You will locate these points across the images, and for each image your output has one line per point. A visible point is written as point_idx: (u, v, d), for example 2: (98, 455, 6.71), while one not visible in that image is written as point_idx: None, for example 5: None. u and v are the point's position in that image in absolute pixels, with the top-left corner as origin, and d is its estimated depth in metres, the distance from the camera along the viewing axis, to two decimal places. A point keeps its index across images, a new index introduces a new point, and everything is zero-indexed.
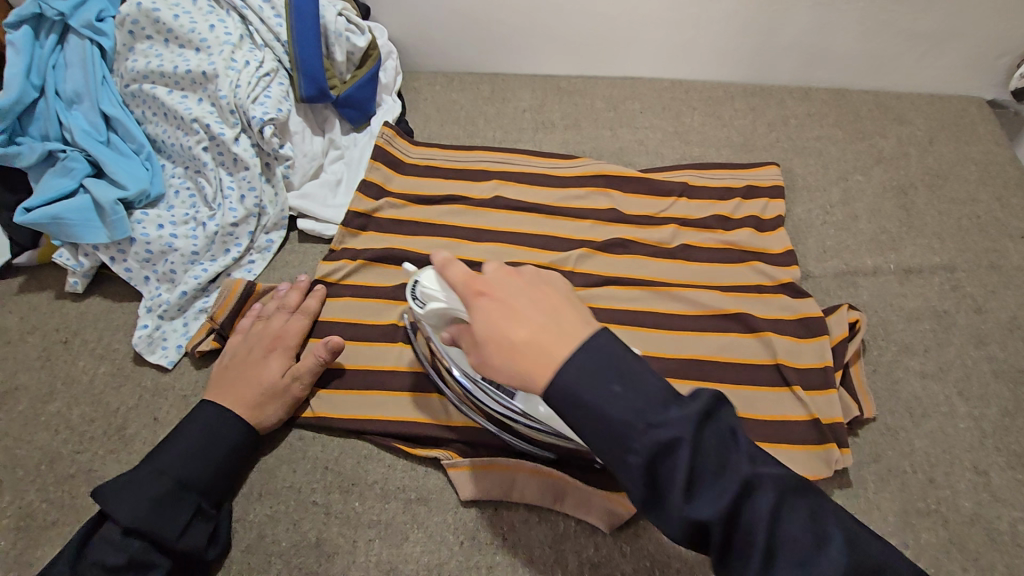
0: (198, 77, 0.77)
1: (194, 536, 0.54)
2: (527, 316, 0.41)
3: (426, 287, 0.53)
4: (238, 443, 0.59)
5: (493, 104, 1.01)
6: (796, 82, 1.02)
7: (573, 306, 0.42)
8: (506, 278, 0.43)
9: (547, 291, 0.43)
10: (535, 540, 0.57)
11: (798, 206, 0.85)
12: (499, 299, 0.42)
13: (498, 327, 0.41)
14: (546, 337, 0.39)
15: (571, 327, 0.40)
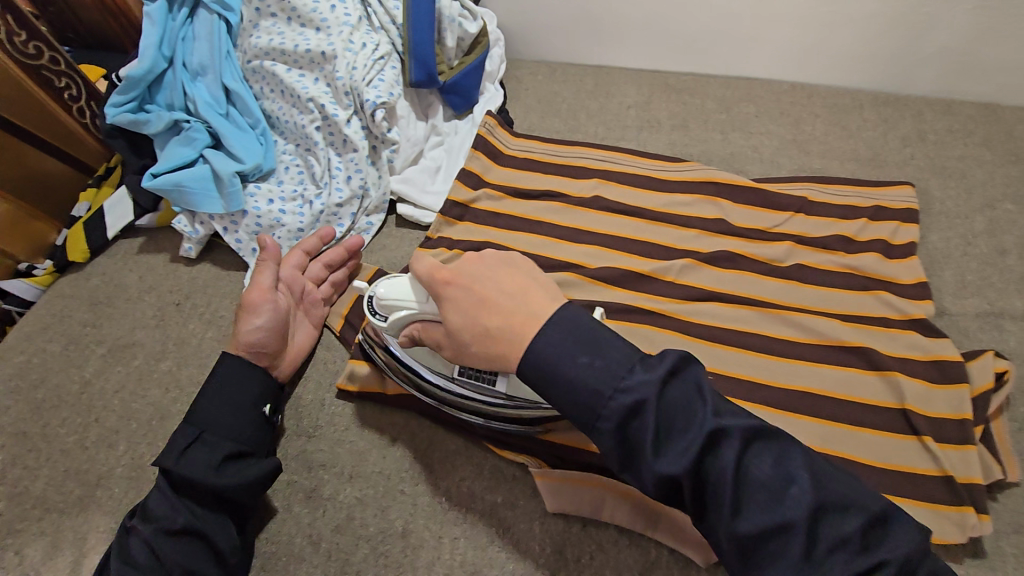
0: (316, 57, 0.78)
1: (215, 469, 0.54)
2: (492, 294, 0.44)
3: (387, 299, 0.54)
4: (254, 381, 0.60)
5: (596, 98, 0.97)
6: (937, 93, 0.92)
7: (539, 283, 0.44)
8: (467, 265, 0.46)
9: (511, 271, 0.45)
10: (624, 564, 0.55)
11: (933, 233, 0.77)
12: (465, 288, 0.45)
13: (472, 313, 0.44)
14: (517, 319, 0.42)
15: (534, 301, 0.42)
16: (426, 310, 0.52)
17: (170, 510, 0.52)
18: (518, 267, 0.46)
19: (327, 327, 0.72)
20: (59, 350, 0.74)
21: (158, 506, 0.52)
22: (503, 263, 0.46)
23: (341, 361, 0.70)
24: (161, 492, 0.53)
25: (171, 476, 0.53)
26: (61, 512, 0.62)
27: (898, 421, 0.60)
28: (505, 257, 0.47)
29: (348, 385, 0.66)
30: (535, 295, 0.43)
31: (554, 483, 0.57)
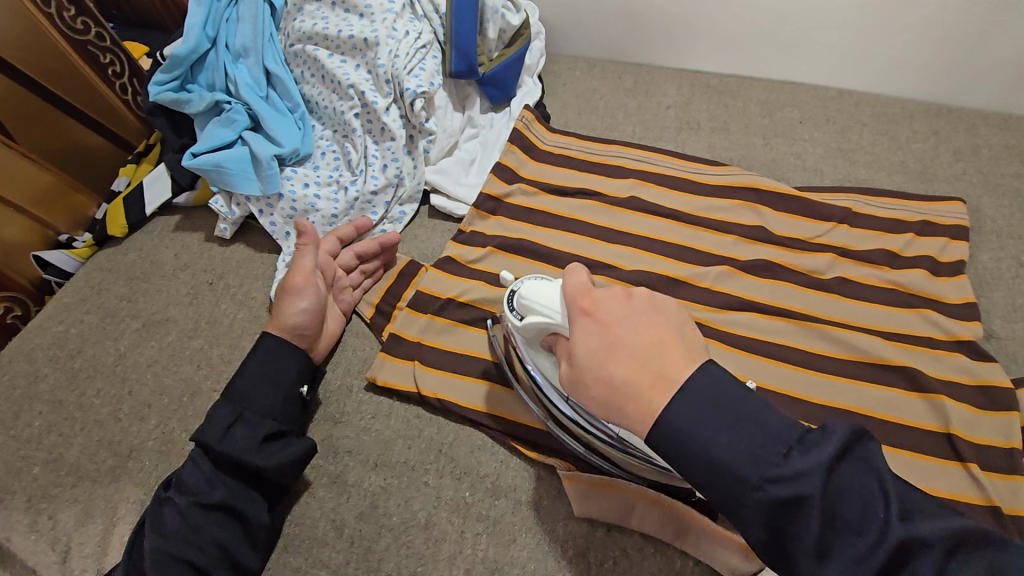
0: (359, 43, 0.78)
1: (248, 445, 0.55)
2: (628, 346, 0.39)
3: (528, 301, 0.51)
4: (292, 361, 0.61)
5: (636, 97, 0.95)
6: (993, 107, 0.88)
7: (682, 346, 0.39)
8: (617, 305, 0.42)
9: (660, 324, 0.40)
10: (649, 572, 0.54)
11: (983, 252, 0.74)
12: (606, 329, 0.41)
13: (598, 355, 0.40)
14: (648, 376, 0.38)
15: (667, 367, 0.38)
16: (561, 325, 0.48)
17: (203, 482, 0.54)
18: (674, 324, 0.40)
19: (358, 316, 0.73)
20: (96, 322, 0.75)
21: (191, 475, 0.54)
22: (687, 324, 0.41)
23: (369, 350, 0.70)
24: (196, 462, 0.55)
25: (206, 449, 0.55)
26: (93, 481, 0.63)
27: (941, 445, 0.58)
28: (657, 302, 0.41)
29: (376, 376, 0.66)
30: (675, 358, 0.38)
31: (581, 487, 0.57)
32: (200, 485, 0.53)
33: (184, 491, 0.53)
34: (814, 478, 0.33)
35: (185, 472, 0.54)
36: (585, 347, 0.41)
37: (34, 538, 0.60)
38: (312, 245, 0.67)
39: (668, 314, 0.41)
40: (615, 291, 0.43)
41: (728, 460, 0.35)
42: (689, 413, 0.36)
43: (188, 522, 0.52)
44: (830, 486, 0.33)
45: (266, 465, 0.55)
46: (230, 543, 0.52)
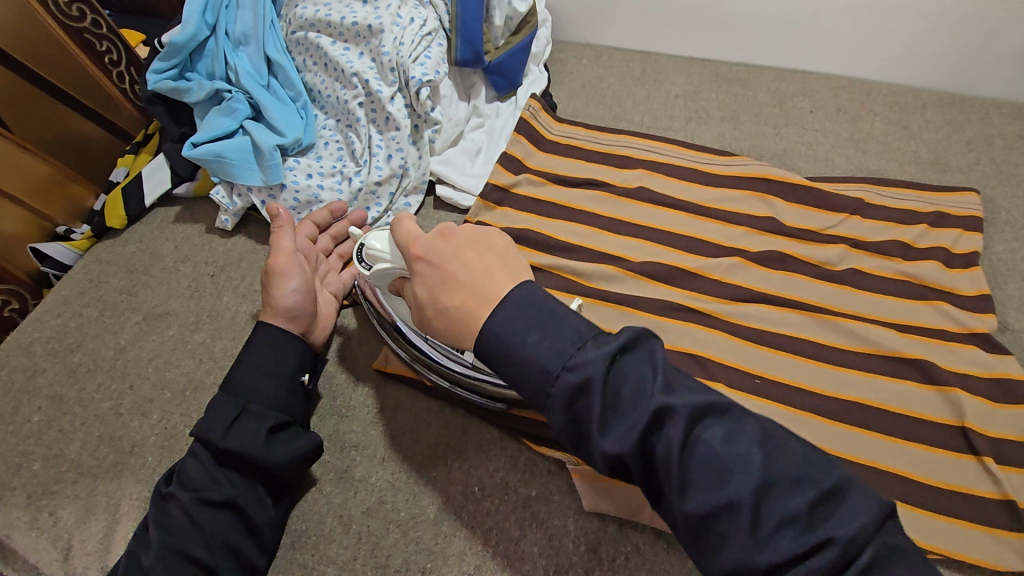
0: (363, 30, 0.76)
1: (240, 431, 0.54)
2: (461, 279, 0.42)
3: (373, 250, 0.55)
4: (282, 345, 0.59)
5: (643, 86, 0.94)
6: (1007, 96, 0.87)
7: (505, 267, 0.42)
8: (442, 243, 0.44)
9: (477, 249, 0.43)
10: (661, 568, 0.53)
11: (997, 244, 0.73)
12: (433, 264, 0.44)
13: (436, 292, 0.43)
14: (473, 300, 0.40)
15: (494, 287, 0.40)
16: (404, 270, 0.52)
17: (198, 474, 0.52)
18: (494, 248, 0.43)
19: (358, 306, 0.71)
20: (95, 316, 0.74)
21: (186, 466, 0.53)
22: (505, 249, 0.44)
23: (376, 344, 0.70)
24: (195, 454, 0.54)
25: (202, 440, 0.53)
26: (95, 476, 0.62)
27: (956, 439, 0.57)
28: (481, 233, 0.44)
29: (385, 365, 0.65)
30: (499, 279, 0.41)
31: (590, 483, 0.56)
32: (195, 477, 0.52)
33: (182, 485, 0.52)
34: (600, 367, 0.36)
35: (182, 466, 0.53)
36: (422, 288, 0.44)
37: (35, 535, 0.59)
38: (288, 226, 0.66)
39: (493, 241, 0.44)
40: (438, 231, 0.45)
41: (536, 356, 0.37)
42: (511, 318, 0.39)
43: (187, 515, 0.50)
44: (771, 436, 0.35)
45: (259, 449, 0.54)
46: (231, 537, 0.51)
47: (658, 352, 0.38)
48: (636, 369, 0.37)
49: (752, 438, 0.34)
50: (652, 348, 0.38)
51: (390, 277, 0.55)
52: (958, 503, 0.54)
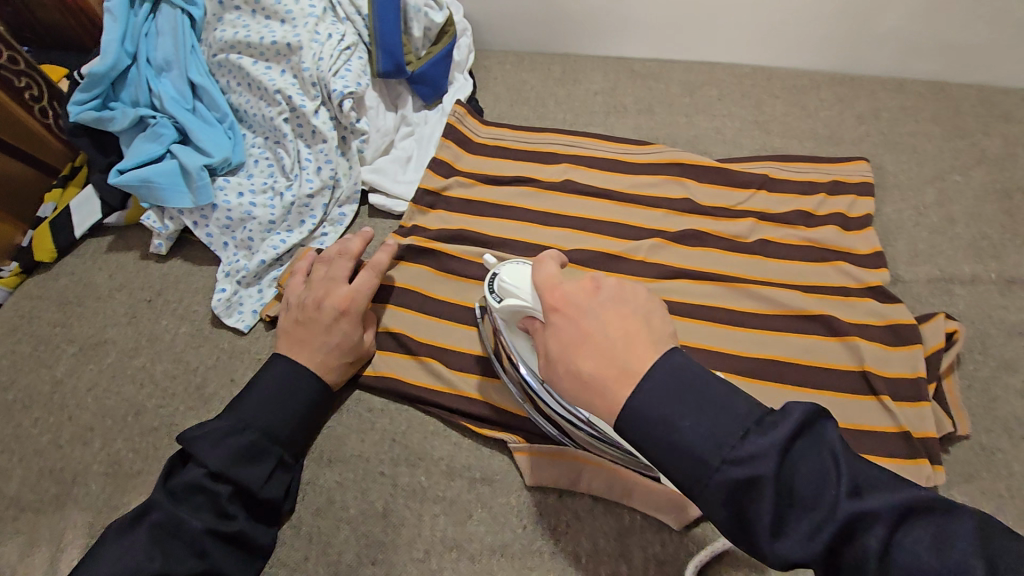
0: (282, 48, 0.78)
1: (267, 475, 0.55)
2: (597, 339, 0.40)
3: (506, 282, 0.54)
4: (316, 394, 0.60)
5: (564, 86, 0.99)
6: (889, 73, 0.95)
7: (648, 333, 0.40)
8: (583, 297, 0.43)
9: (627, 314, 0.41)
10: (601, 531, 0.56)
11: (887, 205, 0.80)
12: (574, 320, 0.42)
13: (570, 348, 0.42)
14: (612, 372, 0.39)
15: (634, 357, 0.39)
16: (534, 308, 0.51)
17: (211, 508, 0.51)
18: (638, 310, 0.42)
19: None
20: (29, 352, 0.73)
21: (194, 494, 0.51)
22: (652, 312, 0.42)
23: None
24: (213, 489, 0.51)
25: (223, 477, 0.52)
26: (36, 510, 0.62)
27: (856, 381, 0.63)
28: (626, 293, 0.43)
29: None
30: (640, 349, 0.39)
31: (531, 458, 0.59)
32: (208, 511, 0.51)
33: (188, 511, 0.50)
34: (770, 463, 0.34)
35: (187, 489, 0.51)
36: (556, 341, 0.42)
37: None
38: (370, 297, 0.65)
39: (638, 302, 0.43)
40: (582, 283, 0.44)
41: (692, 443, 0.35)
42: (661, 396, 0.37)
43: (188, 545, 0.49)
44: (785, 471, 0.34)
45: (275, 492, 0.56)
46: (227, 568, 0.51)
47: (835, 439, 0.35)
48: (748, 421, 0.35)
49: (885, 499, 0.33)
50: (796, 414, 0.36)
51: (518, 314, 0.53)
52: (860, 440, 0.60)
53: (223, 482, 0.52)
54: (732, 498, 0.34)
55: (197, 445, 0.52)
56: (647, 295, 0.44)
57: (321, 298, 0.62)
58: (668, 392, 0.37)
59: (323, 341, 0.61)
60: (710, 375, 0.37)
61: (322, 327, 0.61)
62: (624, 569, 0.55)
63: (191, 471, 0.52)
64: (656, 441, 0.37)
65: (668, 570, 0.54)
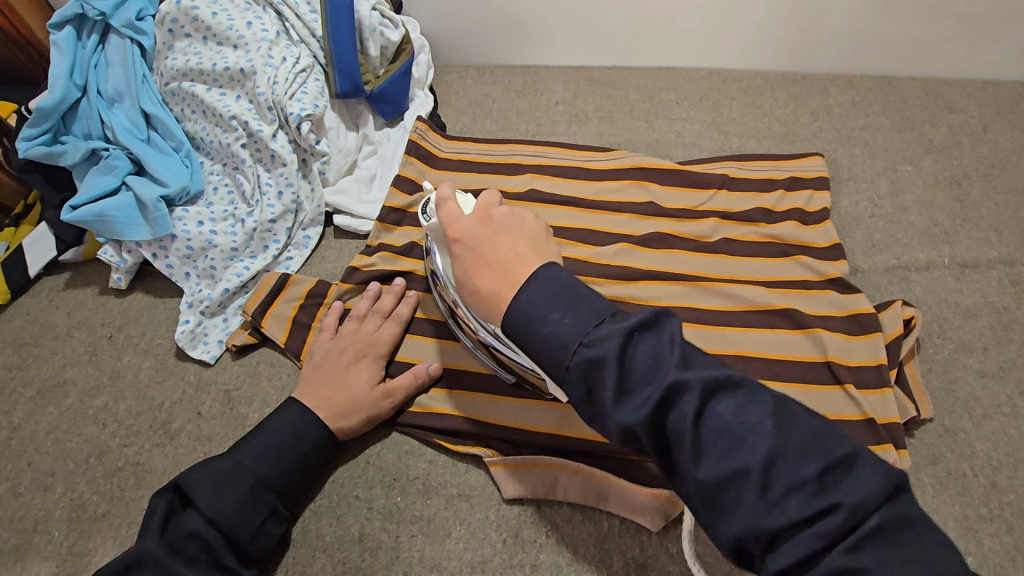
0: (236, 74, 0.77)
1: (262, 524, 0.53)
2: (493, 260, 0.47)
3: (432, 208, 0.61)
4: (315, 442, 0.58)
5: (525, 97, 0.99)
6: (839, 70, 0.98)
7: (535, 252, 0.46)
8: (480, 227, 0.50)
9: (517, 237, 0.48)
10: (581, 539, 0.57)
11: (843, 198, 0.82)
12: (470, 245, 0.49)
13: (469, 272, 0.48)
14: (504, 284, 0.45)
15: (520, 266, 0.45)
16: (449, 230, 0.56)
17: (206, 557, 0.49)
18: (525, 234, 0.49)
19: (269, 345, 0.73)
20: None
21: (190, 542, 0.49)
22: (536, 236, 0.50)
23: (287, 376, 0.71)
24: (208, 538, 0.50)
25: (220, 524, 0.50)
26: None
27: (823, 372, 0.64)
28: (518, 223, 0.50)
29: None
30: (524, 261, 0.45)
31: (508, 469, 0.59)
32: (203, 561, 0.49)
33: (182, 562, 0.48)
34: (693, 396, 0.35)
35: (186, 537, 0.49)
36: (462, 265, 0.49)
37: None
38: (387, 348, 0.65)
39: (529, 229, 0.49)
40: (479, 218, 0.51)
41: (557, 333, 0.39)
42: (538, 297, 0.41)
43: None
44: (639, 359, 0.37)
45: (267, 543, 0.54)
46: None
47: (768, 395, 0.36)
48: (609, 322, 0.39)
49: (764, 409, 0.35)
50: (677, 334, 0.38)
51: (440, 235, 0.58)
52: None
53: (220, 530, 0.50)
54: (634, 406, 0.36)
55: (195, 490, 0.51)
56: (537, 227, 0.50)
57: (347, 345, 0.64)
58: (551, 296, 0.40)
59: (337, 384, 0.61)
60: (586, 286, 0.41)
61: (340, 369, 0.62)
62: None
63: (190, 517, 0.50)
64: (529, 338, 0.40)
65: (649, 572, 0.55)
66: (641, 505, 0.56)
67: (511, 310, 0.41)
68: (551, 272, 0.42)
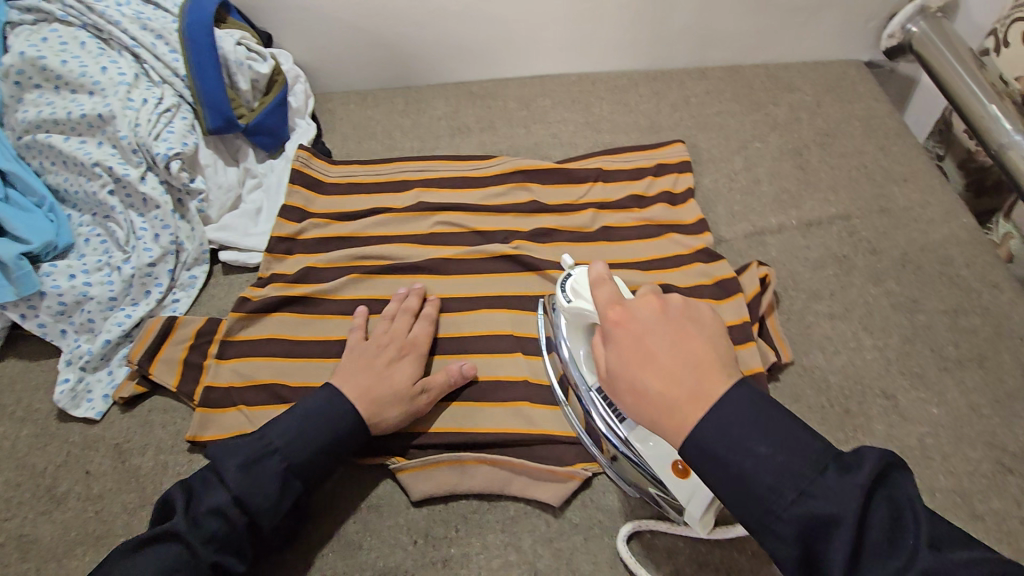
0: (94, 121, 0.76)
1: (285, 505, 0.55)
2: (661, 361, 0.44)
3: (579, 285, 0.58)
4: (347, 431, 0.59)
5: (408, 116, 1.02)
6: (693, 64, 1.08)
7: (717, 361, 0.44)
8: (648, 316, 0.46)
9: (692, 337, 0.45)
10: (489, 526, 0.61)
11: (705, 178, 0.90)
12: (633, 332, 0.46)
13: (629, 361, 0.45)
14: (682, 399, 0.43)
15: (706, 384, 0.42)
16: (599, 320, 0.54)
17: (225, 536, 0.52)
18: (709, 336, 0.45)
19: (161, 392, 0.71)
20: None
21: (211, 520, 0.52)
22: (710, 330, 0.46)
23: (183, 420, 0.69)
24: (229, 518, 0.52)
25: (243, 504, 0.53)
26: None
27: None
28: (692, 314, 0.47)
29: (200, 434, 0.67)
30: (712, 376, 0.43)
31: (413, 473, 0.62)
32: (223, 541, 0.52)
33: (202, 539, 0.52)
34: None
35: (208, 514, 0.52)
36: (620, 355, 0.46)
37: None
38: (411, 356, 0.67)
39: (706, 323, 0.46)
40: (647, 303, 0.47)
41: (757, 471, 0.40)
42: (726, 428, 0.41)
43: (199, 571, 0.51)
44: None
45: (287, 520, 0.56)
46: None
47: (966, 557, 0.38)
48: (796, 439, 0.41)
49: None
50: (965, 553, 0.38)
51: (581, 317, 0.57)
52: None
53: (243, 513, 0.53)
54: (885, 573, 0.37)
55: (223, 470, 0.53)
56: (715, 317, 0.47)
57: (383, 342, 0.67)
58: (734, 428, 0.41)
59: (375, 376, 0.63)
60: (781, 408, 0.42)
61: (380, 364, 0.64)
62: (514, 555, 0.59)
63: (216, 495, 0.53)
64: (718, 474, 0.41)
65: (556, 545, 0.60)
66: (543, 484, 0.62)
67: (695, 438, 0.42)
68: (741, 395, 0.42)
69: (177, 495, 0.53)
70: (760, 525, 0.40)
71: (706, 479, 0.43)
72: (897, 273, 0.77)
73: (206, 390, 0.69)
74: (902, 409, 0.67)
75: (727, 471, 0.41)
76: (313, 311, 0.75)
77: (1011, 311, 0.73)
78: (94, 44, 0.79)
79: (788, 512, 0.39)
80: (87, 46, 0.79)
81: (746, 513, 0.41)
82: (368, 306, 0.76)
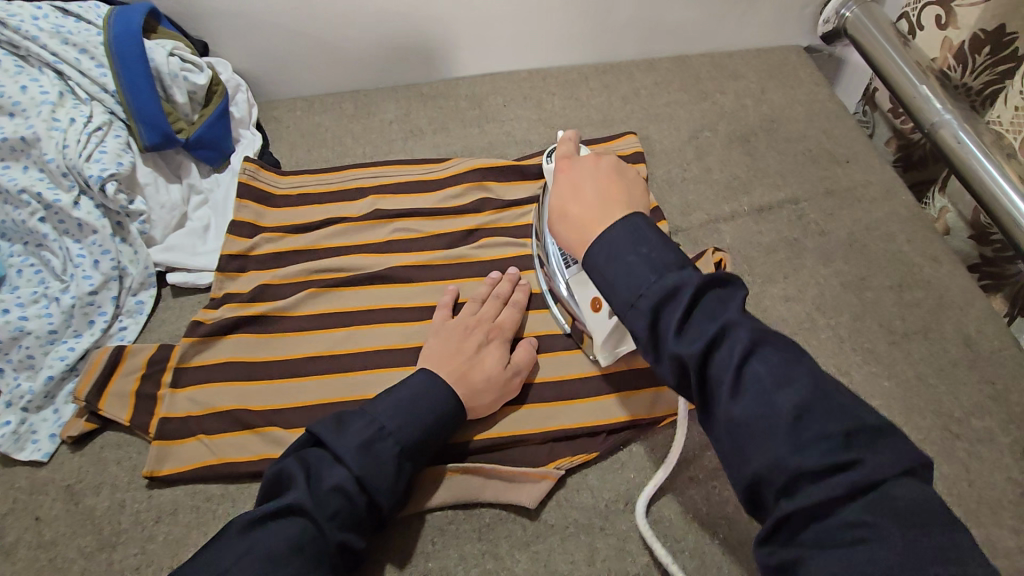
0: (17, 144, 0.71)
1: (400, 488, 0.56)
2: (584, 192, 0.54)
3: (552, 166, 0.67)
4: (447, 412, 0.60)
5: (358, 121, 1.00)
6: (641, 56, 1.09)
7: (621, 197, 0.53)
8: (584, 166, 0.57)
9: (608, 179, 0.55)
10: (465, 536, 0.61)
11: (659, 169, 0.91)
12: (569, 176, 0.56)
13: (560, 196, 0.55)
14: (589, 215, 0.52)
15: (608, 211, 0.52)
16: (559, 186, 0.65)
17: (344, 511, 0.54)
18: (626, 184, 0.55)
19: (113, 427, 0.68)
20: None
21: (332, 496, 0.53)
22: (634, 190, 0.55)
23: (139, 454, 0.66)
24: (350, 497, 0.54)
25: (363, 483, 0.54)
26: None
27: None
28: (613, 165, 0.57)
29: (158, 469, 0.64)
30: (616, 207, 0.52)
31: None
32: (342, 516, 0.54)
33: (325, 515, 0.53)
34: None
35: (330, 492, 0.53)
36: (557, 192, 0.56)
37: None
38: (497, 341, 0.68)
39: (626, 176, 0.56)
40: (586, 158, 0.58)
41: (640, 267, 0.47)
42: (621, 239, 0.48)
43: (320, 548, 0.52)
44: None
45: (404, 500, 0.58)
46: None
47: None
48: (670, 255, 0.47)
49: None
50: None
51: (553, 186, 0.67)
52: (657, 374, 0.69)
53: (362, 489, 0.54)
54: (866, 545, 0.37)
55: (345, 448, 0.55)
56: (637, 178, 0.57)
57: (473, 325, 0.68)
58: (623, 244, 0.48)
59: (467, 360, 0.65)
60: (665, 237, 0.48)
61: (471, 347, 0.66)
62: (493, 562, 0.60)
63: (335, 471, 0.54)
64: (600, 271, 0.49)
65: (534, 547, 0.60)
66: (517, 487, 0.62)
67: (597, 241, 0.49)
68: (636, 219, 0.49)
69: (297, 470, 0.54)
70: (635, 313, 0.46)
71: (602, 284, 0.49)
72: (844, 252, 0.80)
73: (162, 422, 0.66)
74: (855, 383, 0.70)
75: (621, 288, 0.48)
76: (273, 329, 0.73)
77: (950, 282, 0.77)
78: (11, 63, 0.74)
79: (655, 291, 0.45)
80: (2, 65, 0.74)
81: (620, 298, 0.47)
82: (328, 320, 0.74)
